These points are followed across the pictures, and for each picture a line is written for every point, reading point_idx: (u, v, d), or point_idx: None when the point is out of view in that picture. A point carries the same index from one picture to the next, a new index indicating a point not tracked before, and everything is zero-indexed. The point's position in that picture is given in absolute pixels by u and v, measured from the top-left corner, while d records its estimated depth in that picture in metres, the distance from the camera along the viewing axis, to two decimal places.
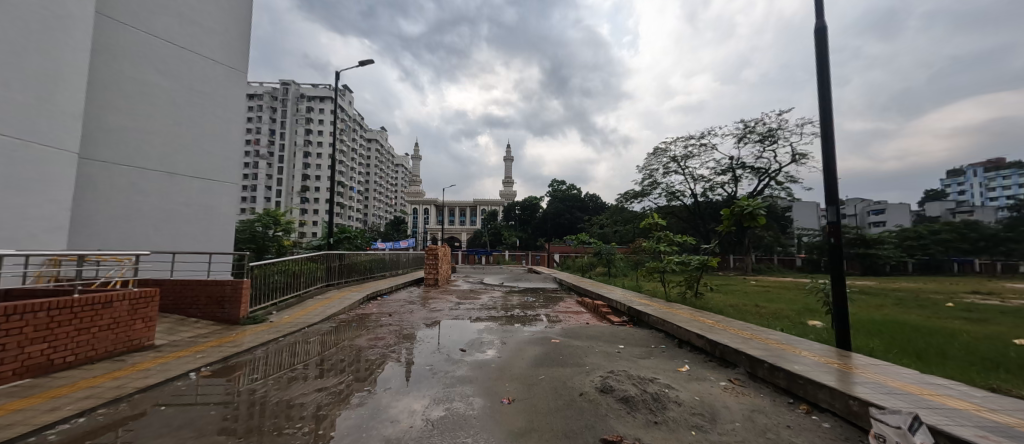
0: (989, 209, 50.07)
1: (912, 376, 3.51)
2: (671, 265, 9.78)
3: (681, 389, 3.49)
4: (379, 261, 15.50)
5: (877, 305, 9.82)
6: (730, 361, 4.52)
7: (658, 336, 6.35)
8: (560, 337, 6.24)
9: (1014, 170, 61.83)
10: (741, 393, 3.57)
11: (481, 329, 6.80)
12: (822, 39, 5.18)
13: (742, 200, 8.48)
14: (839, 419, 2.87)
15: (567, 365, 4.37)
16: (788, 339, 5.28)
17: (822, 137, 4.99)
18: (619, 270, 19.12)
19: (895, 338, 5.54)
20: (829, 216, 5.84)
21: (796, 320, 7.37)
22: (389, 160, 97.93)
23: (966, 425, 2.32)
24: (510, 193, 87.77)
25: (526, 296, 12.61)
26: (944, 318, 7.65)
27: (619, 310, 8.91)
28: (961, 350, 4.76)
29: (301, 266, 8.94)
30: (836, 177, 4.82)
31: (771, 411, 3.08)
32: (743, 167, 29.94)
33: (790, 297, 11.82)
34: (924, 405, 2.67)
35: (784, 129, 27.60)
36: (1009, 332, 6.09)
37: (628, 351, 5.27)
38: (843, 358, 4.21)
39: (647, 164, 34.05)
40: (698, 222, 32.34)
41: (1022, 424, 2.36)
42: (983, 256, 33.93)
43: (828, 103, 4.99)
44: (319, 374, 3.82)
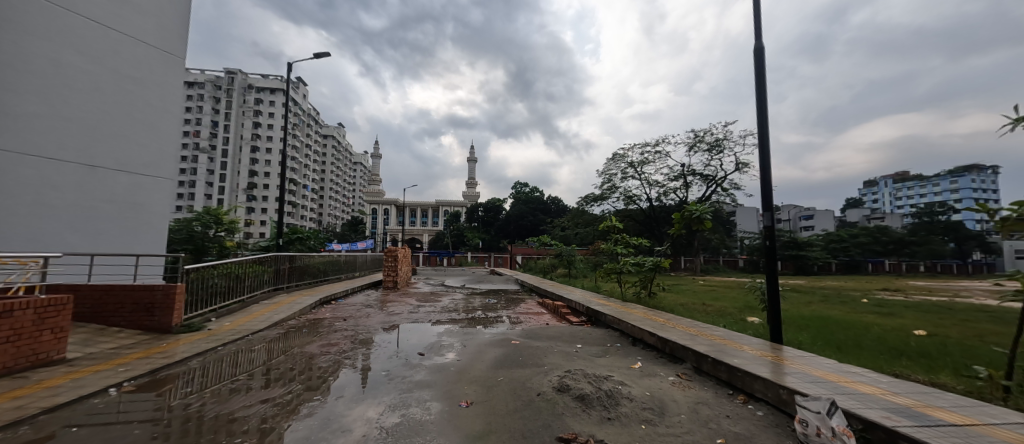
0: (897, 216, 57.01)
1: (832, 365, 3.91)
2: (627, 266, 10.20)
3: (633, 386, 3.63)
4: (334, 263, 14.80)
5: (807, 302, 10.84)
6: (679, 356, 4.79)
7: (614, 334, 6.59)
8: (520, 338, 6.31)
9: (916, 182, 70.99)
10: (687, 387, 3.80)
11: (442, 332, 6.70)
12: (760, 58, 5.66)
13: (691, 204, 9.00)
14: (771, 407, 3.13)
15: (525, 365, 4.44)
16: (729, 335, 5.69)
17: (759, 148, 5.44)
18: (580, 271, 19.65)
19: (819, 331, 6.16)
20: (764, 220, 6.36)
21: (738, 317, 7.95)
22: (347, 158, 94.07)
23: (874, 407, 2.62)
24: (474, 195, 87.37)
25: (487, 298, 12.56)
26: (859, 312, 8.62)
27: (578, 310, 9.15)
28: (872, 340, 5.39)
29: (246, 269, 8.31)
30: (771, 185, 5.29)
31: (713, 403, 3.29)
32: (694, 174, 31.88)
33: (733, 296, 12.73)
34: (841, 391, 2.99)
35: (729, 140, 29.79)
36: (909, 324, 6.99)
37: (585, 350, 5.42)
38: (775, 351, 4.61)
39: (606, 170, 35.32)
40: (653, 225, 33.99)
41: (918, 405, 2.70)
42: (892, 256, 38.55)
43: (765, 116, 5.45)
44: (266, 384, 3.59)
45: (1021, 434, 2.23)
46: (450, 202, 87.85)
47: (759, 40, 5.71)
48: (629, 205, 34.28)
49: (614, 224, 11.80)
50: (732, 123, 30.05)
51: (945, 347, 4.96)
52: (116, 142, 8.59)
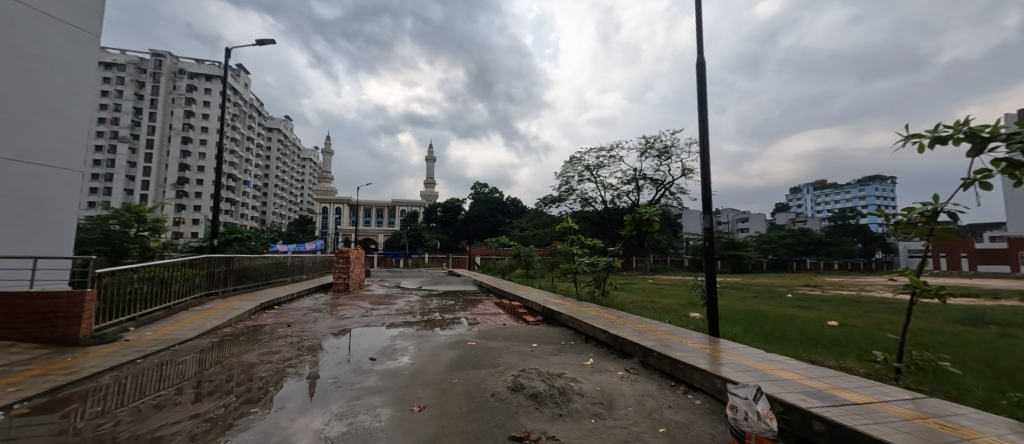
0: (817, 220, 63.81)
1: (760, 354, 4.31)
2: (582, 266, 10.53)
3: (585, 382, 3.76)
4: (278, 265, 13.83)
5: (742, 298, 11.84)
6: (628, 352, 5.03)
7: (569, 333, 6.77)
8: (476, 339, 6.27)
9: (832, 189, 79.87)
10: (634, 380, 4.00)
11: (395, 335, 6.50)
12: (701, 72, 6.10)
13: (641, 207, 9.47)
14: (708, 396, 3.39)
15: (481, 366, 4.44)
16: (674, 330, 6.05)
17: (700, 155, 5.86)
18: (537, 271, 19.98)
19: (751, 324, 6.75)
20: (705, 223, 6.84)
21: (681, 313, 8.51)
22: (295, 153, 88.39)
23: (793, 391, 2.93)
24: (432, 194, 85.71)
25: (444, 300, 12.36)
26: (784, 307, 9.53)
27: (535, 310, 9.29)
28: (793, 331, 6.00)
29: (174, 273, 7.54)
30: (711, 189, 5.71)
31: (657, 395, 3.49)
32: (645, 178, 33.56)
33: (678, 293, 13.56)
34: (768, 378, 3.30)
35: (676, 147, 31.70)
36: (824, 316, 7.87)
37: (541, 348, 5.53)
38: (713, 343, 4.99)
39: (564, 172, 36.17)
40: (608, 226, 35.33)
41: (828, 388, 3.04)
42: (813, 256, 43.17)
43: (705, 126, 5.88)
44: (198, 397, 3.29)
45: (906, 408, 2.59)
46: (407, 202, 85.51)
47: (701, 56, 6.15)
48: (585, 207, 35.36)
49: (570, 225, 12.11)
50: (679, 131, 32.02)
51: (850, 336, 5.65)
52: (11, 128, 7.43)
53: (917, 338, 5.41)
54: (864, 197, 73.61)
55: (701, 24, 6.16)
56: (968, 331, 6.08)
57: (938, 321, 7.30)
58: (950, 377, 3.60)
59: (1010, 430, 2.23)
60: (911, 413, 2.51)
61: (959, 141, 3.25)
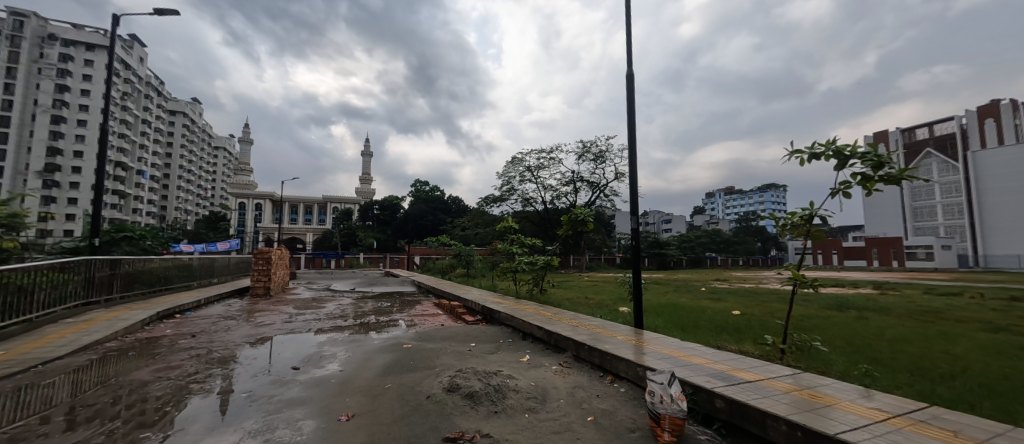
0: (727, 221, 72.02)
1: (676, 343, 4.77)
2: (522, 265, 10.73)
3: (520, 378, 3.86)
4: (182, 268, 12.13)
5: (665, 292, 12.99)
6: (561, 346, 5.26)
7: (507, 331, 6.87)
8: (413, 341, 6.10)
9: (739, 195, 90.74)
10: (567, 373, 4.20)
11: (323, 341, 6.07)
12: (631, 83, 6.55)
13: (577, 208, 9.89)
14: (632, 384, 3.67)
15: (417, 368, 4.34)
16: (605, 324, 6.44)
17: (629, 162, 6.31)
18: (478, 270, 19.98)
19: (671, 316, 7.44)
20: (633, 224, 7.35)
21: (612, 307, 9.08)
22: (205, 141, 78.10)
23: (700, 374, 3.30)
24: (368, 191, 81.41)
25: (380, 301, 11.81)
26: (699, 299, 10.65)
27: (474, 309, 9.28)
28: (705, 321, 6.71)
29: (38, 279, 6.26)
30: (638, 194, 6.18)
31: (587, 386, 3.70)
32: (582, 181, 35.15)
33: (610, 289, 14.43)
34: (681, 363, 3.67)
35: (610, 152, 33.68)
36: (730, 307, 8.92)
37: (479, 348, 5.54)
38: (638, 335, 5.40)
39: (506, 172, 36.51)
40: (547, 226, 36.47)
41: (729, 369, 3.46)
42: (723, 253, 48.73)
43: (634, 134, 6.34)
44: (71, 426, 2.77)
45: (786, 382, 3.06)
46: (339, 198, 80.20)
47: (631, 68, 6.62)
48: (526, 207, 36.09)
49: (511, 225, 12.27)
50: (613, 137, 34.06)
51: (749, 323, 6.50)
52: None
53: (799, 323, 6.39)
54: (763, 202, 84.90)
55: (631, 38, 6.62)
56: (835, 315, 7.34)
57: (814, 307, 8.70)
58: (820, 354, 4.32)
59: (858, 394, 2.76)
60: (791, 386, 2.97)
61: (830, 158, 3.89)
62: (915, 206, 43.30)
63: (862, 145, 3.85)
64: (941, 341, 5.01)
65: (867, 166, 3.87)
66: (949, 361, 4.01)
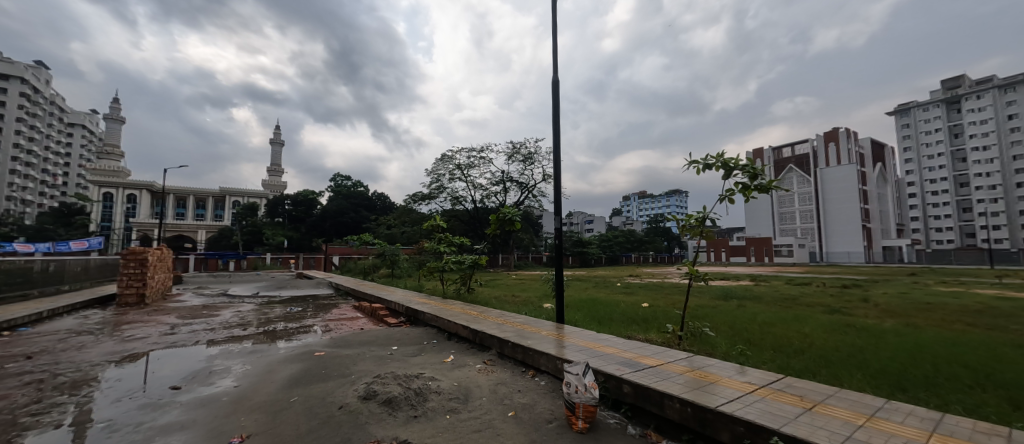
0: (640, 223, 79.43)
1: (593, 335, 5.09)
2: (449, 264, 10.50)
3: (443, 379, 3.78)
4: (15, 274, 9.61)
5: (585, 288, 13.83)
6: (486, 344, 5.27)
7: (431, 332, 6.67)
8: (326, 349, 5.59)
9: (651, 198, 100.63)
10: (491, 371, 4.23)
11: (216, 354, 5.28)
12: (556, 89, 6.84)
13: (505, 207, 10.01)
14: (552, 377, 3.83)
15: (330, 378, 4.01)
16: (530, 321, 6.61)
17: (553, 164, 6.58)
18: (403, 270, 19.20)
19: (589, 310, 7.92)
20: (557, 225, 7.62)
21: (536, 304, 9.39)
22: (53, 116, 62.90)
23: (611, 363, 3.57)
24: (277, 184, 73.11)
25: (289, 306, 10.65)
26: (614, 294, 11.55)
27: (398, 311, 8.86)
28: (619, 314, 7.30)
29: None
30: (561, 196, 6.47)
31: (511, 381, 3.78)
32: (511, 181, 35.76)
33: (535, 287, 14.89)
34: (594, 354, 3.94)
35: (538, 154, 34.72)
36: (642, 300, 9.80)
37: (401, 351, 5.32)
38: (559, 330, 5.66)
39: (435, 169, 35.57)
40: (476, 225, 36.46)
41: (636, 356, 3.81)
42: (636, 251, 53.54)
43: (559, 137, 6.63)
44: None
45: (682, 365, 3.46)
46: (241, 191, 70.72)
47: (557, 75, 6.91)
48: (455, 206, 35.56)
49: (438, 223, 11.99)
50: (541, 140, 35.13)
51: (655, 313, 7.25)
52: None
53: (694, 312, 7.28)
54: (670, 205, 95.10)
55: (557, 45, 6.90)
56: (722, 304, 8.54)
57: (706, 298, 10.00)
58: (709, 339, 4.97)
59: (735, 371, 3.23)
60: (684, 368, 3.37)
61: (718, 167, 4.49)
62: (782, 212, 52.22)
63: (742, 159, 4.51)
64: (795, 323, 6.12)
65: (746, 176, 4.54)
66: (800, 339, 4.93)
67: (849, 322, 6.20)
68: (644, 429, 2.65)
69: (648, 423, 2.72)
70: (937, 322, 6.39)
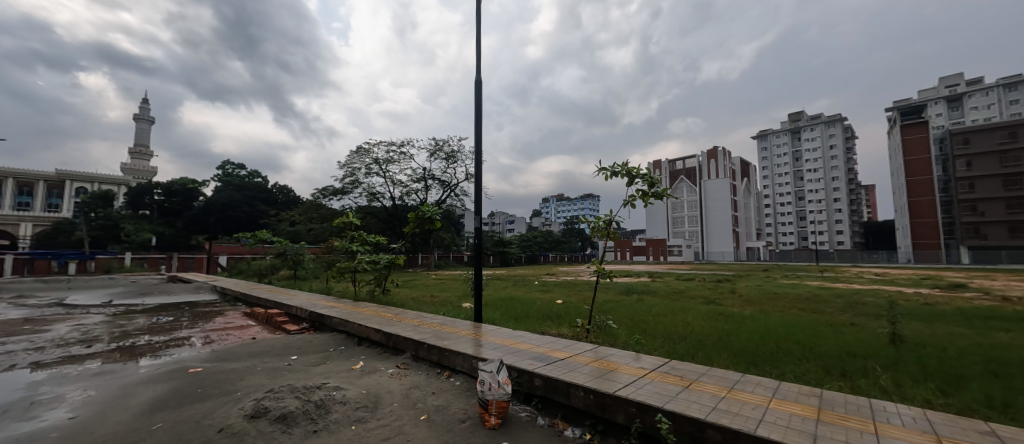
0: (557, 224, 83.80)
1: (510, 333, 5.23)
2: (362, 264, 9.80)
3: (349, 388, 3.52)
4: None
5: (505, 286, 14.19)
6: (400, 348, 5.04)
7: (339, 337, 6.16)
8: (204, 364, 4.79)
9: (568, 201, 106.98)
10: (404, 376, 4.06)
11: (42, 381, 4.15)
12: (478, 89, 6.87)
13: (424, 206, 9.67)
14: (466, 377, 3.83)
15: (208, 397, 3.43)
16: (447, 321, 6.49)
17: (475, 164, 6.58)
18: (309, 272, 17.47)
19: (508, 308, 8.11)
20: (478, 224, 7.54)
21: (455, 304, 9.32)
22: None
23: (523, 358, 3.70)
24: (143, 170, 60.64)
25: (154, 316, 8.86)
26: (532, 292, 12.03)
27: (299, 316, 7.97)
28: (535, 311, 7.58)
29: None
30: (482, 197, 6.51)
31: (424, 384, 3.69)
32: (433, 179, 34.81)
33: (456, 287, 14.73)
34: (509, 351, 4.04)
35: (461, 153, 34.42)
36: (557, 297, 10.37)
37: (301, 361, 4.80)
38: (477, 329, 5.69)
39: (349, 162, 32.98)
40: (394, 224, 34.74)
41: (548, 350, 4.02)
42: (553, 251, 56.40)
43: (480, 136, 6.65)
44: None
45: (587, 356, 3.74)
46: (89, 176, 57.02)
47: (480, 75, 6.92)
48: (371, 203, 33.47)
49: (351, 221, 11.12)
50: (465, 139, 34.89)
51: (567, 309, 7.73)
52: None
53: (601, 307, 7.95)
54: (584, 208, 101.99)
55: (480, 48, 6.93)
56: (625, 299, 9.48)
57: (613, 294, 10.93)
58: (613, 331, 5.45)
59: (631, 358, 3.61)
60: (589, 358, 3.65)
61: (624, 175, 4.97)
62: (674, 217, 59.80)
63: (642, 169, 5.04)
64: (681, 313, 7.04)
65: (645, 184, 5.09)
66: (684, 327, 5.71)
67: (721, 311, 7.37)
68: (552, 419, 2.80)
69: (556, 413, 2.88)
70: (781, 309, 7.94)
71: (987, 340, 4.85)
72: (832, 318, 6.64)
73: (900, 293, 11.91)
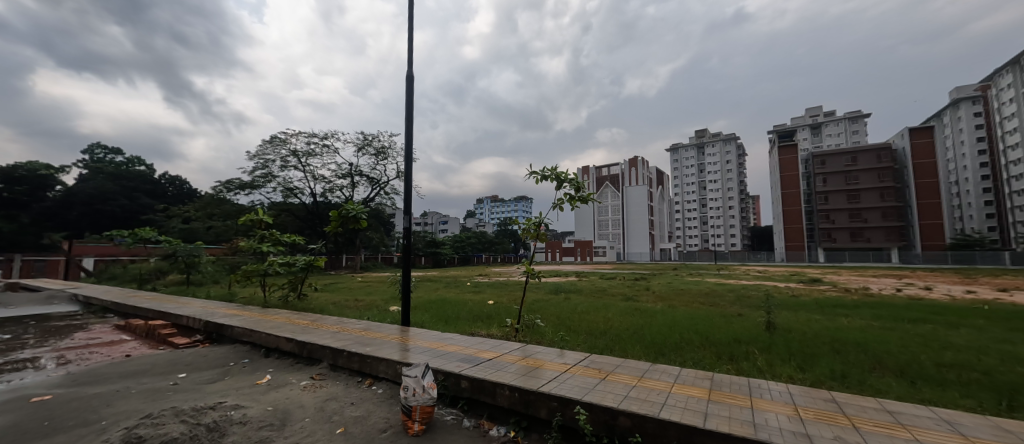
0: (491, 224, 84.31)
1: (439, 335, 5.12)
2: (274, 267, 8.83)
3: (253, 405, 3.15)
4: None
5: (436, 288, 13.87)
6: (315, 357, 4.63)
7: (242, 350, 5.45)
8: (55, 390, 3.89)
9: (502, 203, 108.37)
10: (320, 387, 3.74)
11: None
12: (410, 85, 6.62)
13: (349, 203, 9.01)
14: (390, 384, 3.65)
15: (57, 431, 2.80)
16: (371, 326, 6.14)
17: (406, 162, 6.32)
18: (207, 277, 15.25)
19: (438, 311, 7.95)
20: (408, 224, 7.22)
21: (382, 308, 8.86)
22: None
23: (451, 361, 3.64)
24: None
25: None
26: (463, 293, 11.92)
27: (191, 328, 6.87)
28: (465, 312, 7.53)
29: None
30: (410, 196, 6.26)
31: (342, 395, 3.43)
32: (360, 175, 32.70)
33: (383, 289, 13.98)
34: (436, 354, 3.95)
35: (393, 149, 32.85)
36: (488, 298, 10.43)
37: (191, 379, 4.15)
38: (404, 333, 5.46)
39: (260, 152, 29.50)
40: (314, 222, 31.93)
41: (477, 351, 4.00)
42: (485, 252, 56.63)
43: (411, 133, 6.42)
44: None
45: (515, 355, 3.81)
46: None
47: (412, 70, 6.68)
48: (287, 199, 30.39)
49: (261, 218, 9.94)
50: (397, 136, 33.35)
51: (498, 310, 7.81)
52: None
53: (531, 307, 8.19)
54: (517, 210, 103.84)
55: (413, 42, 6.70)
56: (553, 298, 9.85)
57: (543, 293, 11.33)
58: (541, 329, 5.62)
59: (556, 355, 3.76)
60: (517, 357, 3.72)
61: (552, 179, 5.17)
62: (600, 220, 63.87)
63: (569, 174, 5.28)
64: (604, 310, 7.54)
65: (572, 188, 5.34)
66: (605, 322, 6.11)
67: (637, 306, 8.07)
68: (477, 420, 2.80)
69: (482, 413, 2.88)
70: (686, 303, 8.92)
71: (833, 324, 6.01)
72: (726, 310, 7.65)
73: (777, 287, 14.12)
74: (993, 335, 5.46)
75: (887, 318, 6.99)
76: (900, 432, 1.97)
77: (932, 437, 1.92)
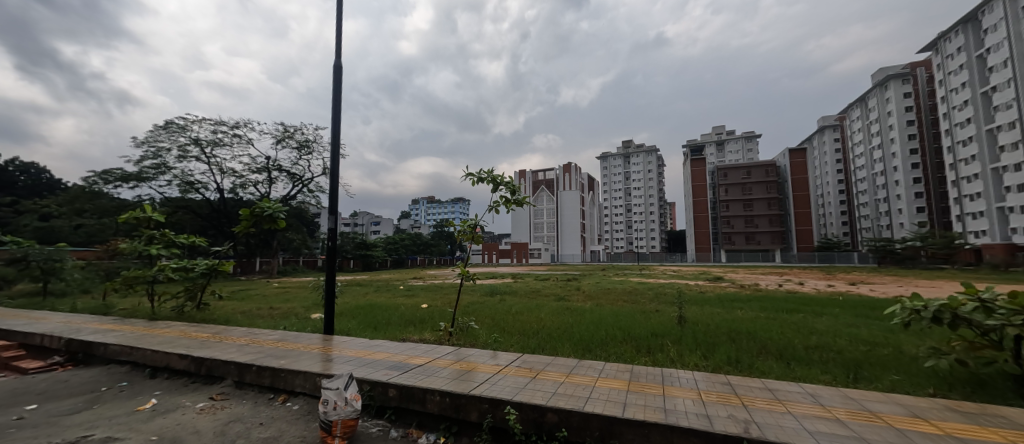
0: (427, 226, 82.20)
1: (365, 343, 4.82)
2: (165, 273, 7.60)
3: (134, 436, 2.68)
4: None
5: (365, 293, 13.12)
6: (217, 375, 4.07)
7: (119, 372, 4.58)
8: None
9: (438, 204, 106.40)
10: (222, 408, 3.30)
11: None
12: (338, 75, 6.18)
13: (264, 201, 8.07)
14: (309, 398, 3.35)
15: None
16: (288, 336, 5.58)
17: (332, 157, 5.88)
18: (73, 287, 12.61)
19: (366, 316, 7.51)
20: (334, 224, 6.71)
21: (301, 316, 8.08)
22: None
23: (377, 369, 3.46)
24: None
25: None
26: (395, 297, 11.46)
27: (46, 349, 5.60)
28: (397, 317, 7.22)
29: None
30: (337, 194, 5.82)
31: (249, 415, 3.07)
32: (279, 170, 29.65)
33: (304, 295, 12.82)
34: (362, 363, 3.72)
35: (318, 143, 30.30)
36: (422, 302, 10.11)
37: (46, 411, 3.39)
38: (326, 342, 5.05)
39: (151, 139, 25.31)
40: (220, 221, 28.22)
41: (408, 358, 3.84)
42: (420, 254, 55.03)
43: (338, 127, 5.98)
44: None
45: (447, 359, 3.74)
46: None
47: (340, 59, 6.24)
48: (186, 194, 26.44)
49: (149, 216, 8.50)
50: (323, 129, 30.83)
51: (432, 313, 7.63)
52: None
53: (465, 309, 8.13)
54: (454, 212, 102.22)
55: (342, 28, 6.25)
56: (488, 300, 9.90)
57: (478, 296, 11.32)
58: (475, 332, 5.59)
59: (488, 356, 3.76)
60: (450, 361, 3.65)
61: (488, 182, 5.18)
62: (535, 223, 65.73)
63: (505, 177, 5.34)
64: (537, 310, 7.74)
65: (508, 191, 5.41)
66: (537, 323, 6.28)
67: (568, 306, 8.41)
68: (406, 429, 2.69)
69: (410, 422, 2.77)
70: (611, 301, 9.56)
71: (731, 316, 6.88)
72: (646, 306, 8.34)
73: (688, 284, 15.83)
74: (844, 320, 6.72)
75: (773, 309, 8.20)
76: (780, 407, 2.30)
77: (800, 408, 2.28)
